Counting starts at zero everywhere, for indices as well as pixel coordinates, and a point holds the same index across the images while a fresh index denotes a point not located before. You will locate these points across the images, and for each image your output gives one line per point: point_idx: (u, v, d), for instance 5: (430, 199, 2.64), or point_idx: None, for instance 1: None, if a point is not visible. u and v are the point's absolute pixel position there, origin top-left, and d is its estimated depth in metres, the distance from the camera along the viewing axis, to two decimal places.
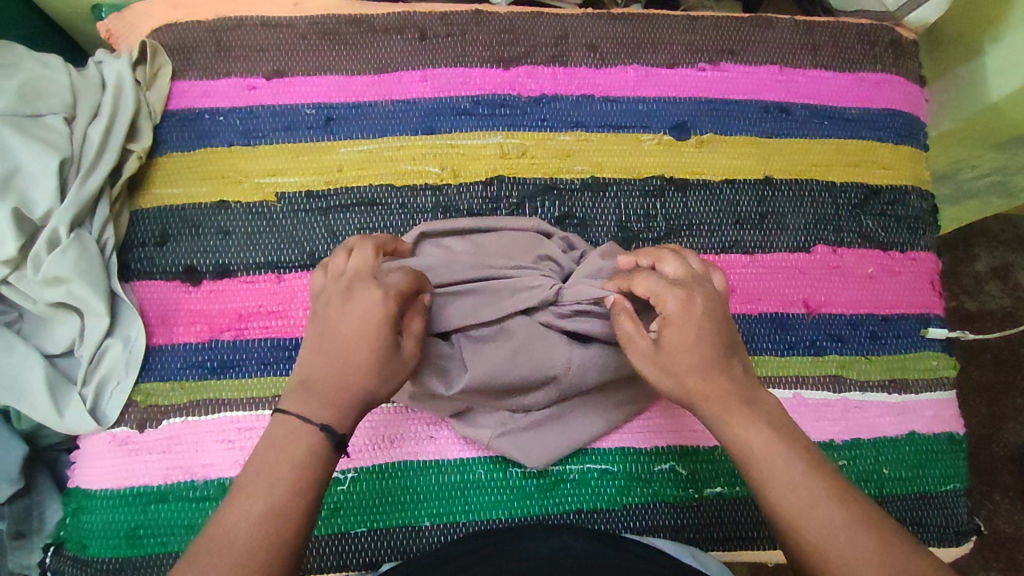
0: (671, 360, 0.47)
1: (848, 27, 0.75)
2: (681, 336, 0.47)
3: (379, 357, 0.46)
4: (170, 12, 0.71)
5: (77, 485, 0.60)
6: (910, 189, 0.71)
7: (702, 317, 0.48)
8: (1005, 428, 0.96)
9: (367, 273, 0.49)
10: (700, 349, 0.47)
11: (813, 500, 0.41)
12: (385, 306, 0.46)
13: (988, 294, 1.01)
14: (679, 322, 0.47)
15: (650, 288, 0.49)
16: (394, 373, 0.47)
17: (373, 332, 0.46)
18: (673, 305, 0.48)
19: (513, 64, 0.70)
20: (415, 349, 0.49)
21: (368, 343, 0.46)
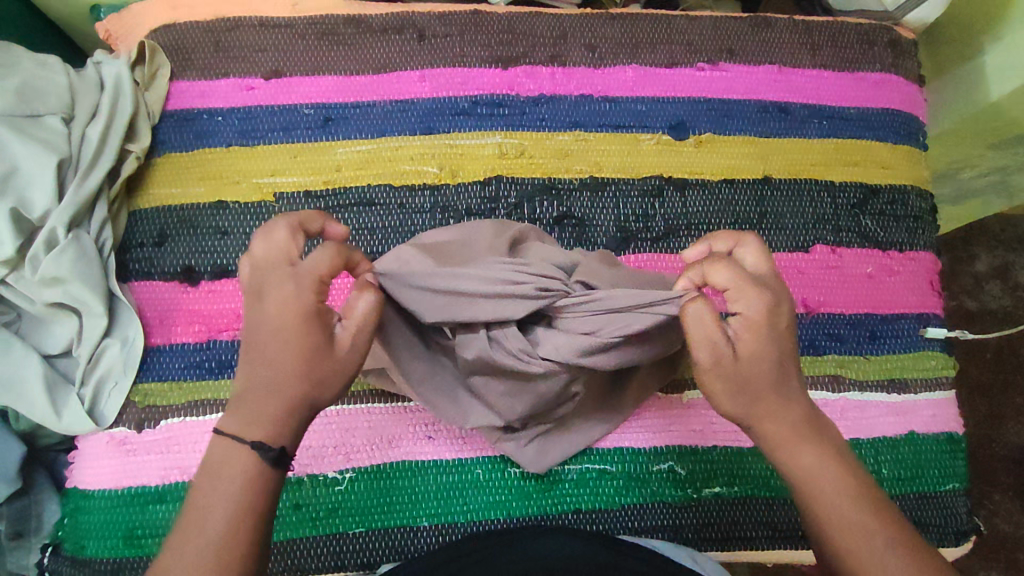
0: (742, 372, 0.43)
1: (847, 26, 0.75)
2: (756, 348, 0.43)
3: (310, 356, 0.42)
4: (170, 12, 0.71)
5: (76, 485, 0.60)
6: (909, 188, 0.71)
7: (780, 328, 0.44)
8: (1005, 427, 0.96)
9: (281, 262, 0.43)
10: (774, 367, 0.44)
11: (872, 549, 0.40)
12: (300, 298, 0.42)
13: (988, 293, 1.01)
14: (757, 330, 0.43)
15: (731, 280, 0.44)
16: (329, 374, 0.43)
17: (297, 330, 0.42)
18: (754, 309, 0.43)
19: (512, 64, 0.70)
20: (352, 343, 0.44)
21: (297, 343, 0.42)
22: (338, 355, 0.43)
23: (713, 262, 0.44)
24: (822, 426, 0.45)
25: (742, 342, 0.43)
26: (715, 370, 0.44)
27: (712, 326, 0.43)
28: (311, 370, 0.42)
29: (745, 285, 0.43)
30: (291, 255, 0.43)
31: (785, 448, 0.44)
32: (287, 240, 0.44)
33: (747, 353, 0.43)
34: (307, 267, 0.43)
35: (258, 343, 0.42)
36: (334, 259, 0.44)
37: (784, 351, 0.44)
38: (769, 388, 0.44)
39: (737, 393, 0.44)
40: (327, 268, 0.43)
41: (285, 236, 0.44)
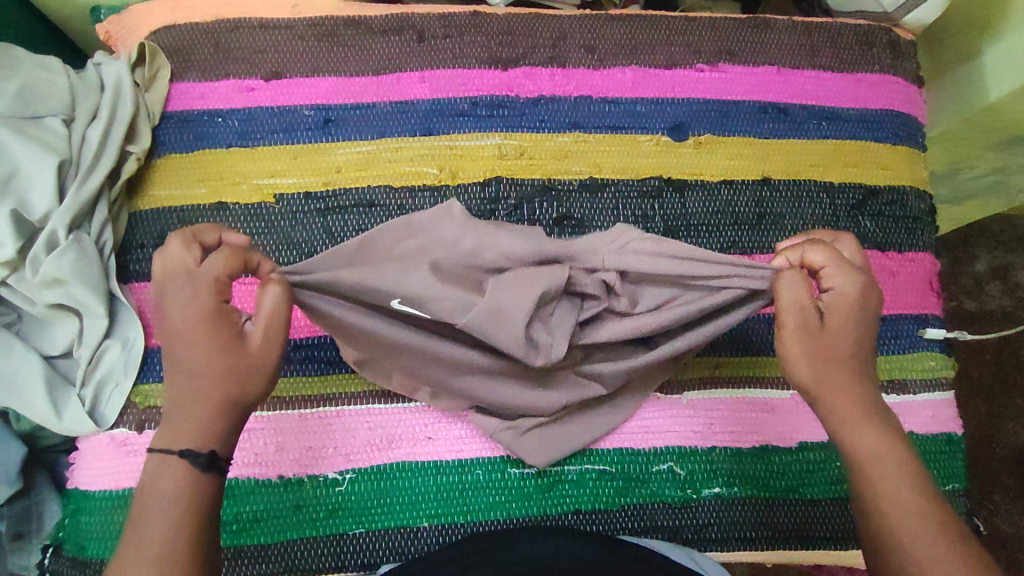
0: (823, 340, 0.48)
1: (846, 27, 0.75)
2: (837, 321, 0.49)
3: (221, 354, 0.44)
4: (170, 13, 0.71)
5: (77, 486, 0.60)
6: (908, 189, 0.71)
7: (864, 313, 0.49)
8: (1005, 428, 0.96)
9: (178, 272, 0.45)
10: (851, 346, 0.48)
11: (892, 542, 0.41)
12: (198, 302, 0.44)
13: (988, 294, 1.01)
14: (846, 307, 0.49)
15: (830, 261, 0.49)
16: (247, 371, 0.44)
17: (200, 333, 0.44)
18: (846, 289, 0.49)
19: (511, 65, 0.70)
20: (264, 335, 0.45)
21: (205, 346, 0.43)
22: (250, 351, 0.45)
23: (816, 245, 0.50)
24: (881, 410, 0.48)
25: (830, 315, 0.49)
26: (796, 335, 0.48)
27: (801, 296, 0.48)
28: (221, 369, 0.44)
29: (846, 269, 0.49)
30: (189, 262, 0.45)
31: (845, 424, 0.47)
32: (180, 251, 0.45)
33: (831, 326, 0.48)
34: (206, 271, 0.45)
35: (170, 348, 0.44)
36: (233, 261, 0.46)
37: (862, 336, 0.49)
38: (842, 362, 0.48)
39: (814, 362, 0.48)
40: (223, 271, 0.45)
41: (177, 247, 0.45)
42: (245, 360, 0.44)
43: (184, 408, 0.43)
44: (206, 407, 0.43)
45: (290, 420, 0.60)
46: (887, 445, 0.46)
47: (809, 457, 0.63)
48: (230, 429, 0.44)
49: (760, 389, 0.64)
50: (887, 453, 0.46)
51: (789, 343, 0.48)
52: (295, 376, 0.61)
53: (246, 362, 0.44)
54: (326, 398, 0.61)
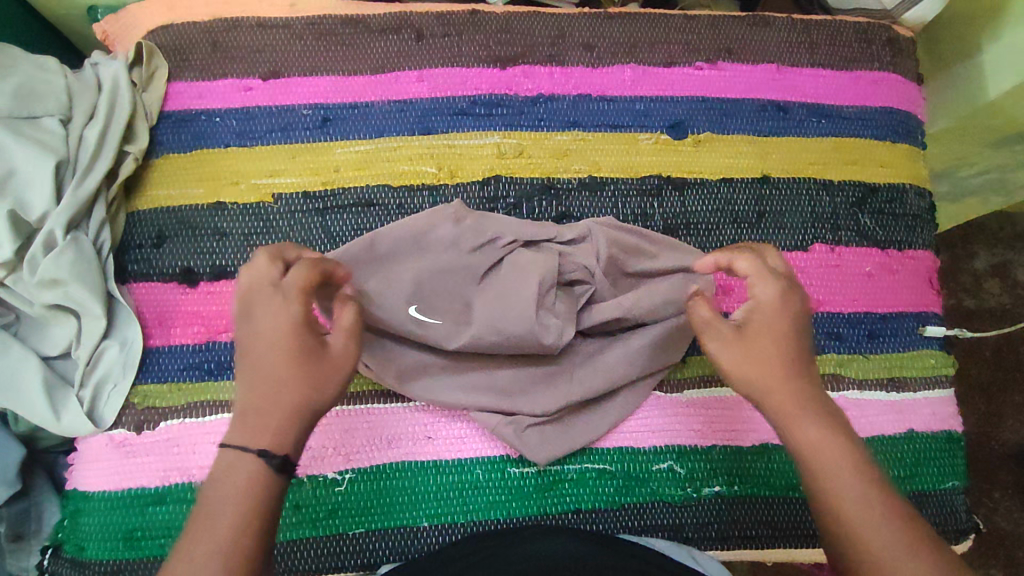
0: (745, 342, 0.50)
1: (845, 25, 0.75)
2: (761, 323, 0.50)
3: (305, 361, 0.45)
4: (167, 13, 0.71)
5: (76, 487, 0.60)
6: (907, 186, 0.71)
7: (791, 314, 0.50)
8: (1004, 425, 0.96)
9: (264, 285, 0.47)
10: (777, 346, 0.49)
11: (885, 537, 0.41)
12: (289, 310, 0.46)
13: (987, 291, 1.01)
14: (769, 311, 0.50)
15: (751, 270, 0.51)
16: (326, 377, 0.46)
17: (288, 339, 0.45)
18: (764, 294, 0.50)
19: (510, 64, 0.70)
20: (344, 343, 0.48)
21: (291, 349, 0.45)
22: (332, 357, 0.47)
23: (738, 255, 0.52)
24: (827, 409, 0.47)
25: (752, 322, 0.50)
26: (724, 343, 0.50)
27: (710, 313, 0.52)
28: (305, 373, 0.45)
29: (764, 275, 0.51)
30: (273, 275, 0.48)
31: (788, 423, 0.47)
32: (265, 266, 0.48)
33: (751, 328, 0.50)
34: (294, 283, 0.47)
35: (249, 354, 0.46)
36: (314, 273, 0.49)
37: (793, 338, 0.49)
38: (772, 359, 0.48)
39: (746, 362, 0.49)
40: (308, 283, 0.48)
41: (265, 261, 0.48)
42: (327, 365, 0.46)
43: (269, 411, 0.44)
44: (282, 412, 0.44)
45: None
46: (828, 439, 0.46)
47: None
48: (274, 433, 0.44)
49: None
50: (829, 447, 0.45)
51: (716, 355, 0.51)
52: None
53: (329, 365, 0.46)
54: None
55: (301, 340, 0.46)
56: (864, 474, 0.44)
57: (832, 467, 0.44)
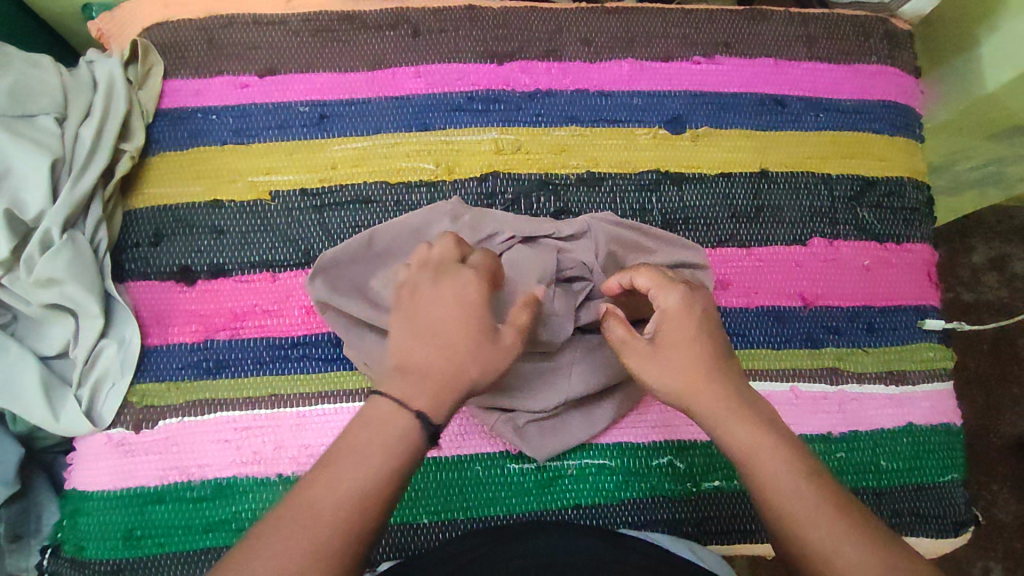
0: (661, 354, 0.49)
1: (843, 18, 0.74)
2: (672, 332, 0.49)
3: (479, 339, 0.46)
4: (162, 10, 0.71)
5: (74, 487, 0.59)
6: (905, 179, 0.71)
7: (699, 317, 0.50)
8: (1002, 418, 0.96)
9: (449, 261, 0.50)
10: (691, 351, 0.49)
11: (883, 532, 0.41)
12: (477, 286, 0.48)
13: (985, 285, 1.01)
14: (676, 318, 0.50)
15: (651, 283, 0.52)
16: (491, 360, 0.47)
17: (467, 313, 0.47)
18: (670, 302, 0.51)
19: (507, 60, 0.70)
20: (516, 338, 0.48)
21: (472, 324, 0.47)
22: (502, 344, 0.48)
23: (636, 271, 0.53)
24: (757, 408, 0.47)
25: (665, 332, 0.50)
26: (642, 358, 0.50)
27: (625, 331, 0.51)
28: (476, 353, 0.46)
29: (665, 284, 0.51)
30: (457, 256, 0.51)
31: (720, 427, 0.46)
32: (452, 247, 0.51)
33: (665, 338, 0.49)
34: (478, 267, 0.51)
35: (417, 321, 0.47)
36: (494, 266, 0.52)
37: (704, 342, 0.49)
38: (692, 364, 0.48)
39: (667, 372, 0.48)
40: (489, 269, 0.51)
41: (452, 245, 0.51)
42: (494, 349, 0.47)
43: (432, 377, 0.45)
44: (434, 384, 0.45)
45: (288, 418, 0.60)
46: (757, 439, 0.45)
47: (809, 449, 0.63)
48: None
49: (759, 380, 0.64)
50: (759, 444, 0.45)
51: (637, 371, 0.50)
52: (294, 374, 0.61)
53: (496, 350, 0.47)
54: (324, 395, 0.61)
55: (481, 318, 0.47)
56: (797, 471, 0.43)
57: (767, 467, 0.44)
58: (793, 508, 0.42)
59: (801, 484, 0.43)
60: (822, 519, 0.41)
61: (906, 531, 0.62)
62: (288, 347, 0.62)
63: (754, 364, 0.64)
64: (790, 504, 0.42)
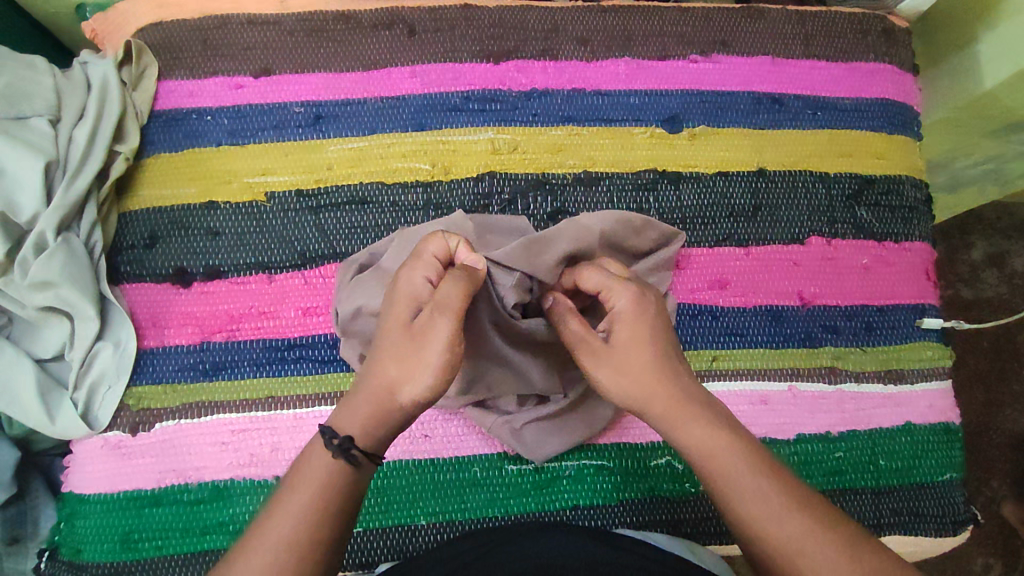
0: (619, 355, 0.49)
1: (840, 16, 0.74)
2: (628, 334, 0.50)
3: (397, 343, 0.48)
4: (156, 10, 0.70)
5: (70, 490, 0.59)
6: (902, 177, 0.71)
7: (651, 318, 0.51)
8: (1002, 415, 0.96)
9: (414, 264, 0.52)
10: (645, 352, 0.49)
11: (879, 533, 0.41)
12: (411, 285, 0.50)
13: (984, 281, 1.01)
14: (627, 319, 0.50)
15: (601, 282, 0.52)
16: (400, 360, 0.47)
17: (396, 316, 0.49)
18: (619, 304, 0.51)
19: (502, 59, 0.69)
20: (428, 329, 0.47)
21: (392, 323, 0.49)
22: (416, 337, 0.48)
23: (585, 269, 0.54)
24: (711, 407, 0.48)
25: (621, 332, 0.50)
26: (597, 362, 0.49)
27: (580, 327, 0.51)
28: (398, 352, 0.48)
29: (614, 284, 0.52)
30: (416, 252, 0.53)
31: (675, 427, 0.47)
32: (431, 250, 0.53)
33: (619, 341, 0.49)
34: (422, 259, 0.51)
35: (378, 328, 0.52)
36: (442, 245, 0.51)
37: (655, 344, 0.49)
38: (648, 364, 0.48)
39: (623, 374, 0.48)
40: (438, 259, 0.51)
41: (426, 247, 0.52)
42: (417, 344, 0.47)
43: (364, 390, 0.48)
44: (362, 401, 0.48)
45: (285, 420, 0.60)
46: (714, 438, 0.46)
47: (807, 449, 0.63)
48: None
49: (757, 379, 0.64)
50: (715, 444, 0.45)
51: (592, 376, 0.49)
52: (290, 376, 0.61)
53: (415, 346, 0.47)
54: (319, 397, 0.60)
55: (398, 314, 0.49)
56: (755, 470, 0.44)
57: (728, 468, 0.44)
58: (758, 509, 0.43)
59: (757, 484, 0.43)
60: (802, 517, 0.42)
61: (904, 530, 0.62)
62: (285, 348, 0.61)
63: (752, 364, 0.64)
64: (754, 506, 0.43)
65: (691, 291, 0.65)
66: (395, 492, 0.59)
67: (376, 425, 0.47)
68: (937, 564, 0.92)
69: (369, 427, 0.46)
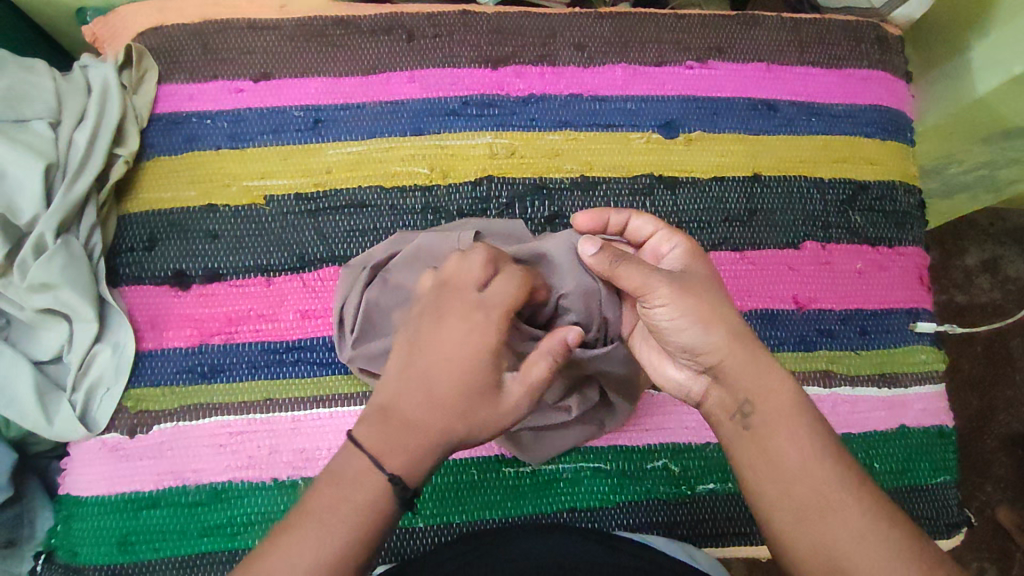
0: (687, 282, 0.48)
1: (834, 23, 0.75)
2: (695, 267, 0.50)
3: (471, 398, 0.44)
4: (157, 15, 0.71)
5: (67, 492, 0.59)
6: (897, 183, 0.72)
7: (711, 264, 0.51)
8: (996, 419, 0.97)
9: (469, 290, 0.47)
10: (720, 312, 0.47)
11: (877, 530, 0.41)
12: (487, 334, 0.45)
13: (978, 287, 1.02)
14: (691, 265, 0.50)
15: (654, 227, 0.53)
16: (476, 418, 0.44)
17: (464, 366, 0.45)
18: (677, 246, 0.51)
19: (501, 65, 0.70)
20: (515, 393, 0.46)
21: (459, 374, 0.45)
22: (498, 400, 0.45)
23: (636, 213, 0.54)
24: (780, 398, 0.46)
25: (691, 267, 0.50)
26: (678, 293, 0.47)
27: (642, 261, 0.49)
28: (472, 408, 0.44)
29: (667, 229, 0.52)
30: (477, 279, 0.47)
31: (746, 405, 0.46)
32: (480, 271, 0.48)
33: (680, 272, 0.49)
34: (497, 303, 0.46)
35: (422, 366, 0.45)
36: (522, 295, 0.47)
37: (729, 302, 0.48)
38: (719, 303, 0.48)
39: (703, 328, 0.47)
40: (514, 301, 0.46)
41: (480, 267, 0.48)
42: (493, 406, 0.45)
43: (416, 440, 0.44)
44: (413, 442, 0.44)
45: (283, 422, 0.60)
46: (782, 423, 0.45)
47: None
48: None
49: None
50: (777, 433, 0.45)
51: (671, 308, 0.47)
52: (288, 379, 0.61)
53: (490, 408, 0.45)
54: (317, 400, 0.60)
55: (470, 368, 0.45)
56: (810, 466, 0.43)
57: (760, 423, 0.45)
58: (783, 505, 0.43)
59: (792, 442, 0.44)
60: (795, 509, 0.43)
61: None
62: (283, 351, 0.62)
63: None
64: (785, 508, 0.43)
65: None
66: None
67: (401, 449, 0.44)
68: None
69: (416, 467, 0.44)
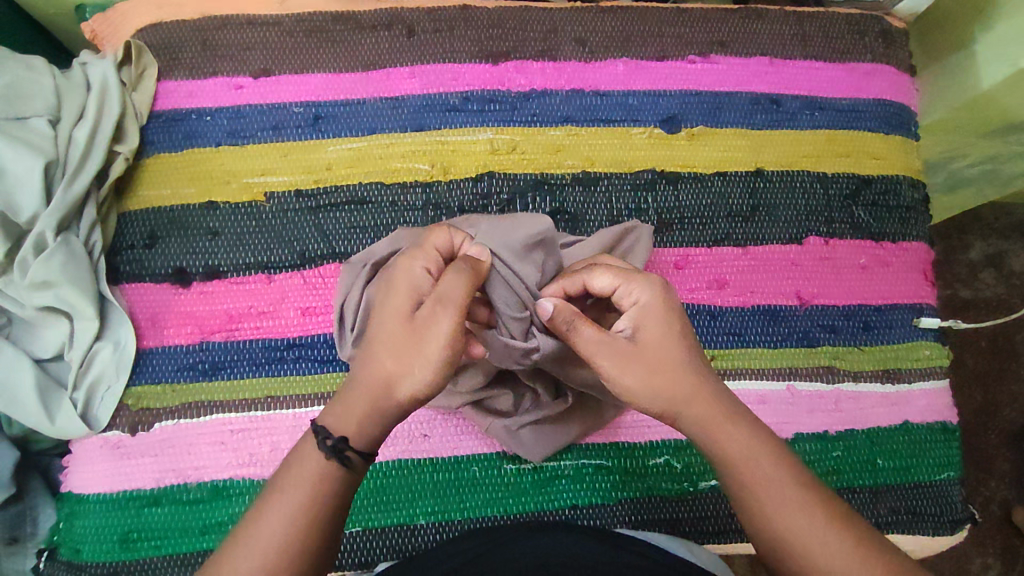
0: (632, 353, 0.46)
1: (837, 16, 0.74)
2: (647, 335, 0.47)
3: (398, 332, 0.46)
4: (155, 11, 0.70)
5: (69, 489, 0.59)
6: (901, 177, 0.71)
7: (674, 311, 0.48)
8: (1000, 414, 0.97)
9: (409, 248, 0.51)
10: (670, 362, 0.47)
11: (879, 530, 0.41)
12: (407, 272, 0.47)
13: (982, 282, 1.01)
14: (651, 316, 0.48)
15: (613, 281, 0.49)
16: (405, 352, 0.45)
17: (390, 306, 0.47)
18: (640, 300, 0.48)
19: (502, 60, 0.69)
20: (433, 316, 0.45)
21: (390, 312, 0.47)
22: (418, 328, 0.45)
23: (591, 272, 0.49)
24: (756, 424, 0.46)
25: (643, 331, 0.47)
26: (626, 362, 0.46)
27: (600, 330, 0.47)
28: (396, 348, 0.45)
29: (629, 277, 0.48)
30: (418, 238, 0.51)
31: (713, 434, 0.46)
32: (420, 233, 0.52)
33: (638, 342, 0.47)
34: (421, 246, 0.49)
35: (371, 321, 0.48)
36: (445, 241, 0.49)
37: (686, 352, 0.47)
38: (661, 362, 0.46)
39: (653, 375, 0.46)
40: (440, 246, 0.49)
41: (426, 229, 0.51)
42: (418, 339, 0.45)
43: (360, 386, 0.46)
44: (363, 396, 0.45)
45: (283, 419, 0.60)
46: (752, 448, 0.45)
47: (806, 448, 0.63)
48: None
49: (754, 379, 0.64)
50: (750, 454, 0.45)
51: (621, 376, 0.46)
52: (289, 376, 0.61)
53: (416, 339, 0.45)
54: (319, 397, 0.60)
55: (396, 304, 0.47)
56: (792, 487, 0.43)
57: (734, 467, 0.45)
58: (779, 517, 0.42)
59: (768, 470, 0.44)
60: (797, 507, 0.43)
61: (903, 530, 0.62)
62: (283, 348, 0.62)
63: (749, 363, 0.64)
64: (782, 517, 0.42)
65: (687, 291, 0.65)
66: (396, 491, 0.59)
67: (371, 427, 0.45)
68: (938, 564, 0.92)
69: (365, 429, 0.45)
